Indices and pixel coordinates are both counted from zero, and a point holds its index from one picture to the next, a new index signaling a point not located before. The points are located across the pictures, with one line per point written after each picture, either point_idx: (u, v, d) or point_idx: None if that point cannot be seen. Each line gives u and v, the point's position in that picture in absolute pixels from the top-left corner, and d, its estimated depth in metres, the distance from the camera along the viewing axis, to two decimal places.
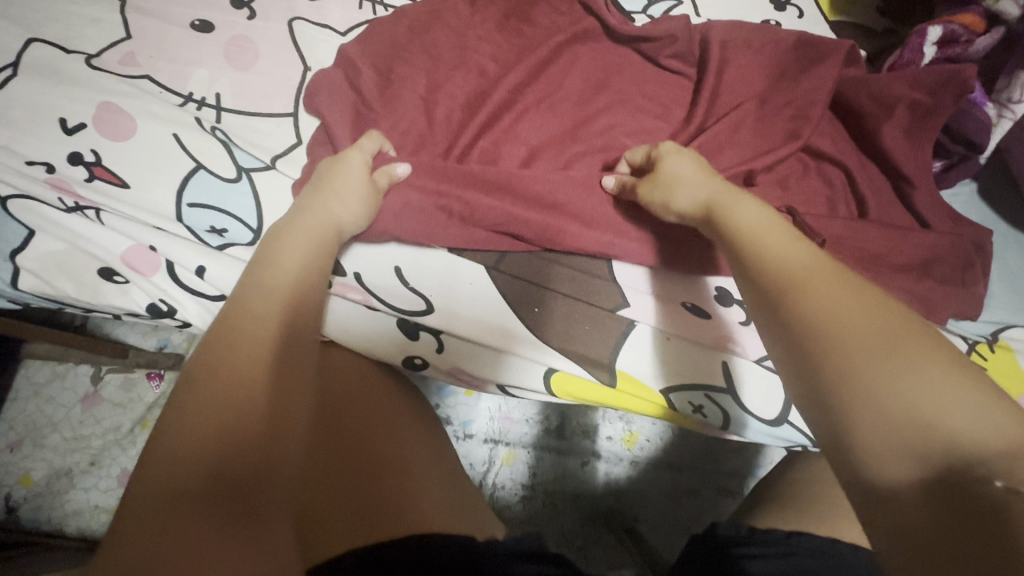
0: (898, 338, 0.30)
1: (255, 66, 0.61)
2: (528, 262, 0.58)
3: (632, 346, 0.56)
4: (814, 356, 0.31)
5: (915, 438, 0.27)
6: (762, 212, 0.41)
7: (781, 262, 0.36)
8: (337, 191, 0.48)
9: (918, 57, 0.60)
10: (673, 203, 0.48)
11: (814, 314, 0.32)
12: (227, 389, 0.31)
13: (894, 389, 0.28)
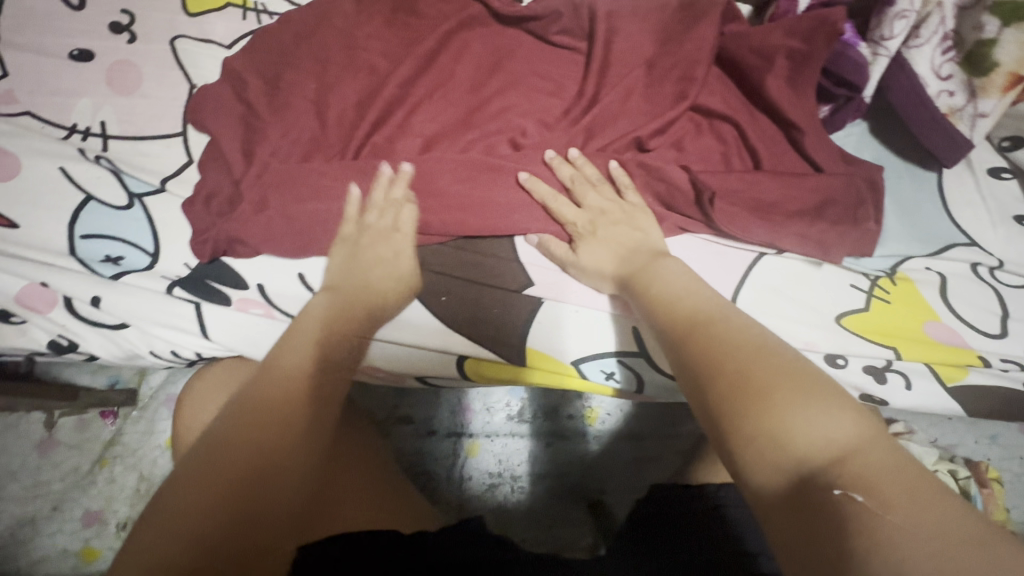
0: (771, 377, 0.38)
1: (138, 90, 0.60)
2: (431, 252, 0.57)
3: (544, 323, 0.57)
4: (706, 393, 0.40)
5: (779, 457, 0.35)
6: (681, 275, 0.50)
7: (688, 313, 0.45)
8: (388, 255, 0.55)
9: (793, 7, 0.60)
10: (585, 262, 0.55)
11: (706, 360, 0.41)
12: (212, 469, 0.40)
13: (775, 420, 0.36)
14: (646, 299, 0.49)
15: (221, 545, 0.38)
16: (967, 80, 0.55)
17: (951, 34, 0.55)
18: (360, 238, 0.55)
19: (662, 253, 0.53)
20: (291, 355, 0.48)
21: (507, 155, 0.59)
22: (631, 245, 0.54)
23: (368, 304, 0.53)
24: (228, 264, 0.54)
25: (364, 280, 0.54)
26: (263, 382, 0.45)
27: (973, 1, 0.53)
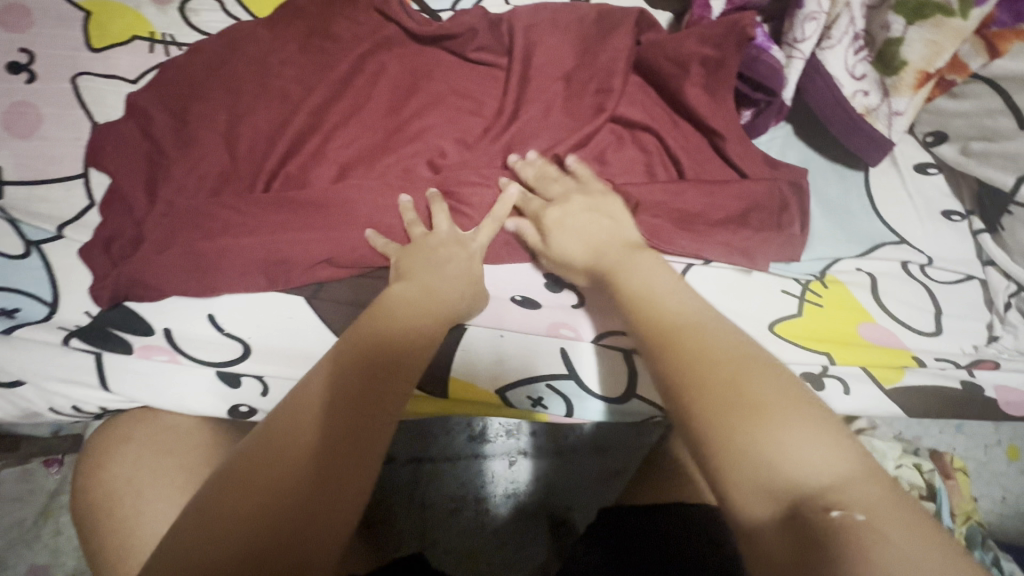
0: (756, 388, 0.34)
1: (37, 132, 0.58)
2: (347, 286, 0.54)
3: (465, 350, 0.52)
4: (682, 408, 0.35)
5: (767, 483, 0.31)
6: (661, 269, 0.45)
7: (661, 312, 0.40)
8: (450, 260, 0.50)
9: (708, 12, 0.60)
10: (563, 251, 0.50)
11: (680, 368, 0.36)
12: (234, 512, 0.33)
13: (759, 438, 0.32)
14: (622, 293, 0.44)
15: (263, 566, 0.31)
16: (880, 79, 0.55)
17: (861, 33, 0.55)
18: (434, 244, 0.51)
19: (640, 245, 0.48)
20: (317, 373, 0.39)
21: (425, 178, 0.57)
22: (601, 236, 0.49)
23: (451, 310, 0.47)
24: (133, 308, 0.51)
25: (433, 278, 0.48)
26: (304, 401, 0.38)
27: (877, 1, 0.53)
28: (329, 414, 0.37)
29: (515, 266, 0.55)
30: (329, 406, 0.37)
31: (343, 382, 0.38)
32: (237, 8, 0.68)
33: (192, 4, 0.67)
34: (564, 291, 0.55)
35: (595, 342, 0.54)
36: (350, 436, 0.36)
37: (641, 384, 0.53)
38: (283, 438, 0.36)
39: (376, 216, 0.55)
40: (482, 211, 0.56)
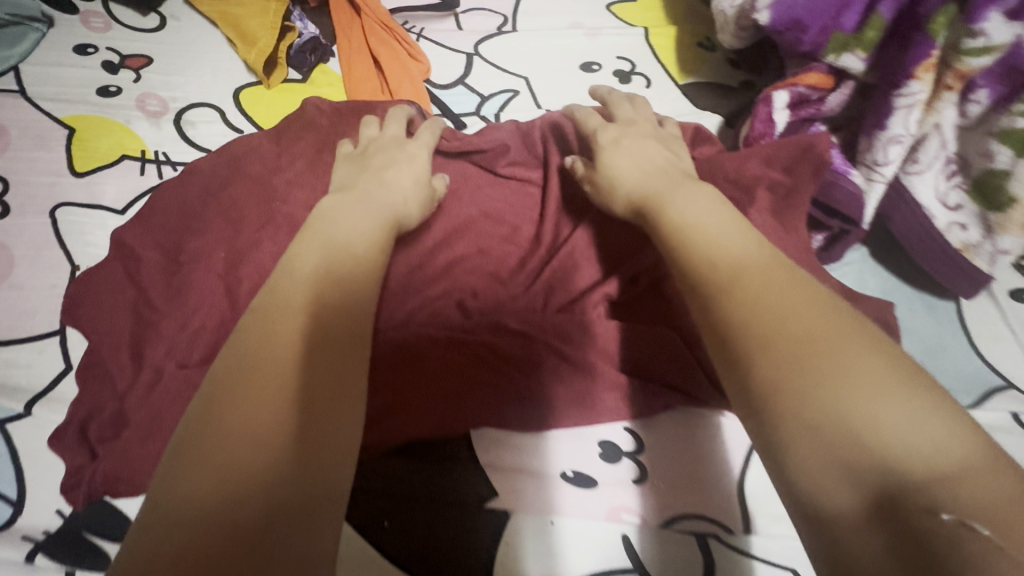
0: (836, 347, 0.30)
1: (7, 279, 0.50)
2: (374, 463, 0.45)
3: (509, 544, 0.43)
4: (743, 367, 0.31)
5: (852, 460, 0.26)
6: (698, 200, 0.42)
7: (726, 260, 0.36)
8: (388, 154, 0.52)
9: (770, 128, 0.53)
10: (615, 174, 0.49)
11: (745, 319, 0.32)
12: (226, 437, 0.29)
13: (838, 402, 0.27)
14: (661, 232, 0.42)
15: (253, 492, 0.28)
16: (980, 212, 0.47)
17: (954, 157, 0.48)
18: (389, 141, 0.54)
19: (687, 177, 0.46)
20: (290, 284, 0.38)
21: (456, 325, 0.50)
22: (648, 168, 0.48)
23: (399, 209, 0.48)
24: (114, 504, 0.42)
25: (389, 181, 0.49)
26: (261, 334, 0.34)
27: (975, 123, 0.45)
28: (319, 359, 0.34)
29: (564, 433, 0.48)
30: (314, 345, 0.34)
31: (354, 293, 0.39)
32: (239, 119, 0.61)
33: (189, 116, 0.60)
34: (623, 462, 0.47)
35: (663, 527, 0.44)
36: (334, 371, 0.34)
37: None
38: (267, 375, 0.32)
39: (402, 379, 0.47)
40: (522, 364, 0.48)
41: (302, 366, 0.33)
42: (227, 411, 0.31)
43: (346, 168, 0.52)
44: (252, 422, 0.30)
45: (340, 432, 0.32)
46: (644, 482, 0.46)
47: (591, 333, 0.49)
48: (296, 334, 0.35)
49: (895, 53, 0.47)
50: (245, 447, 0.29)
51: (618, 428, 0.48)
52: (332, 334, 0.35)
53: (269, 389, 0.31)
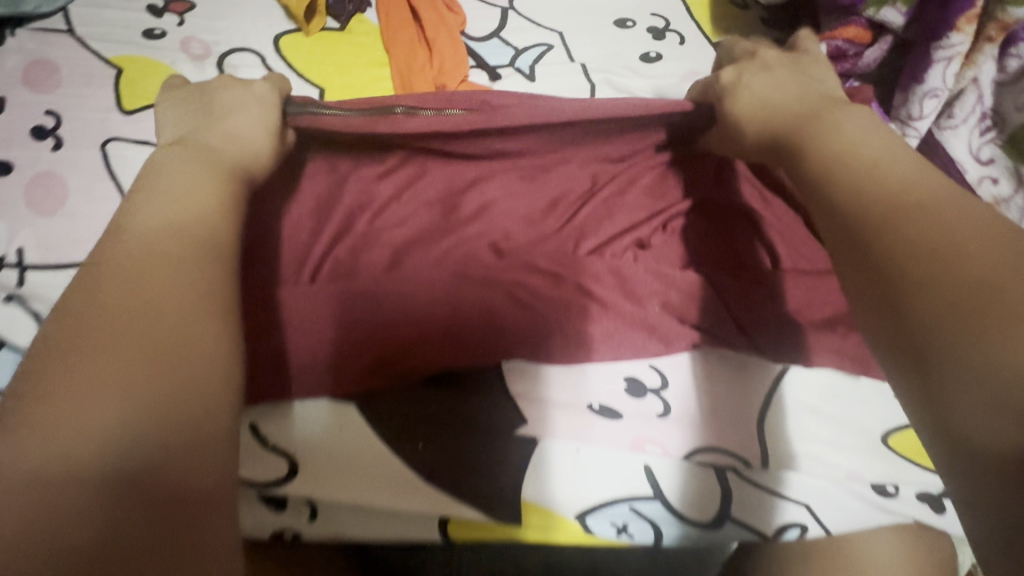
0: (1010, 267, 0.31)
1: (63, 206, 0.52)
2: (409, 392, 0.48)
3: (538, 468, 0.46)
4: (899, 306, 0.33)
5: (994, 392, 0.28)
6: (865, 125, 0.43)
7: (889, 188, 0.38)
8: (239, 87, 0.52)
9: None
10: (739, 101, 0.50)
11: (891, 258, 0.35)
12: (85, 379, 0.30)
13: (991, 342, 0.29)
14: (813, 163, 0.42)
15: (103, 438, 0.28)
16: None
17: (988, 113, 0.54)
18: (207, 93, 0.51)
19: (841, 102, 0.47)
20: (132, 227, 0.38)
21: (489, 265, 0.51)
22: (784, 96, 0.48)
23: (241, 160, 0.46)
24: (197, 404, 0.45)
25: (225, 127, 0.48)
26: (109, 269, 0.35)
27: (1013, 77, 0.52)
28: (149, 291, 0.34)
29: (592, 369, 0.49)
30: (137, 278, 0.34)
31: (202, 230, 0.38)
32: (279, 64, 0.63)
33: (231, 60, 0.62)
34: (648, 397, 0.49)
35: (683, 458, 0.48)
36: (159, 300, 0.34)
37: (735, 505, 0.47)
38: (75, 326, 0.32)
39: (437, 315, 0.48)
40: (553, 303, 0.49)
41: (146, 296, 0.34)
42: (45, 355, 0.31)
43: (180, 111, 0.50)
44: (115, 348, 0.31)
45: (193, 359, 0.32)
46: (668, 416, 0.49)
47: (621, 276, 0.50)
48: (121, 270, 0.35)
49: (935, 12, 0.49)
50: (97, 369, 0.30)
51: (643, 367, 0.50)
52: (149, 266, 0.35)
53: (141, 321, 0.33)
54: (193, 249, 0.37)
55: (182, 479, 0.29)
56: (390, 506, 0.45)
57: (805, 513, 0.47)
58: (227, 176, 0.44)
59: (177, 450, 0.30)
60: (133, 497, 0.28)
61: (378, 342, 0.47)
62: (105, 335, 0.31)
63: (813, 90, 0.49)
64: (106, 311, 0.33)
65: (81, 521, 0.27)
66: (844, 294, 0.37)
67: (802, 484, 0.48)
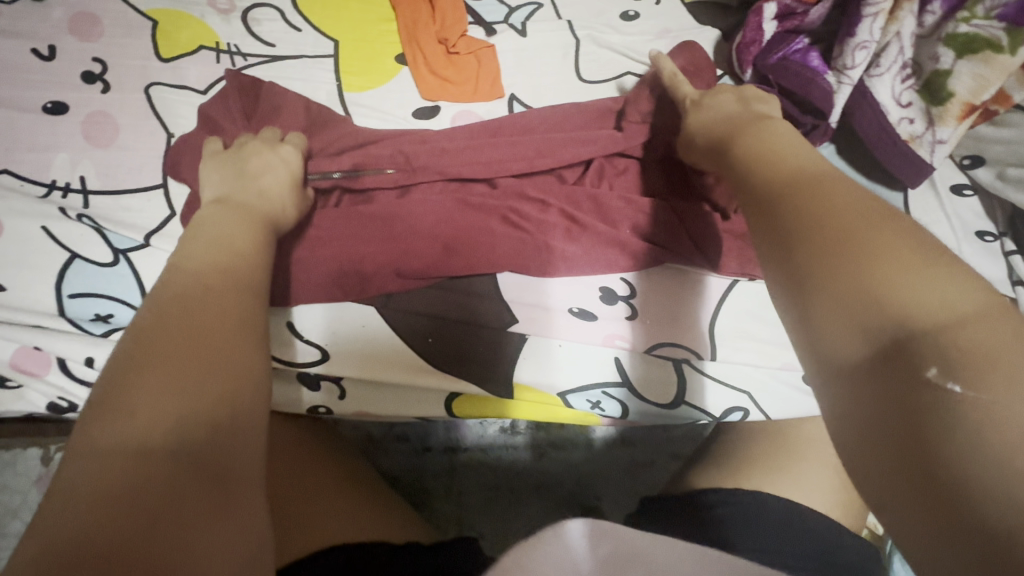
0: (870, 226, 0.31)
1: (116, 141, 0.60)
2: (418, 296, 0.56)
3: (528, 357, 0.56)
4: (793, 254, 0.32)
5: (865, 312, 0.29)
6: (789, 132, 0.43)
7: (790, 168, 0.38)
8: (262, 153, 0.54)
9: (759, 36, 0.62)
10: (697, 118, 0.53)
11: (799, 207, 0.34)
12: (156, 370, 0.35)
13: (867, 273, 0.29)
14: (741, 158, 0.42)
15: (188, 419, 0.33)
16: (926, 107, 0.56)
17: (909, 62, 0.57)
18: (238, 156, 0.54)
19: (768, 117, 0.48)
20: (194, 255, 0.43)
21: (485, 193, 0.60)
22: (729, 117, 0.50)
23: (271, 212, 0.50)
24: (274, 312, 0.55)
25: (256, 187, 0.51)
26: (175, 287, 0.40)
27: (929, 32, 0.56)
28: (205, 308, 0.39)
29: (575, 280, 0.59)
30: (184, 311, 0.39)
31: (252, 270, 0.44)
32: (297, 19, 0.70)
33: (255, 15, 0.69)
34: (619, 304, 0.58)
35: (647, 352, 0.58)
36: (209, 316, 0.39)
37: (690, 392, 0.57)
38: (148, 334, 0.37)
39: (439, 233, 0.57)
40: (540, 224, 0.58)
41: (192, 324, 0.38)
42: (109, 380, 0.35)
43: (216, 174, 0.53)
44: (184, 361, 0.36)
45: (234, 374, 0.37)
46: (636, 319, 0.58)
47: (598, 203, 0.59)
48: (191, 287, 0.40)
49: None
50: (150, 388, 0.34)
51: (616, 279, 0.59)
52: (216, 288, 0.41)
53: (186, 345, 0.37)
54: (236, 291, 0.42)
55: (226, 463, 0.34)
56: (406, 383, 0.56)
57: (749, 400, 0.58)
58: (261, 231, 0.48)
59: (232, 443, 0.35)
60: (194, 467, 0.32)
61: (391, 254, 0.55)
62: (170, 340, 0.36)
63: (756, 108, 0.50)
64: (172, 320, 0.38)
65: (151, 495, 0.30)
66: (750, 238, 0.36)
67: (744, 375, 0.58)
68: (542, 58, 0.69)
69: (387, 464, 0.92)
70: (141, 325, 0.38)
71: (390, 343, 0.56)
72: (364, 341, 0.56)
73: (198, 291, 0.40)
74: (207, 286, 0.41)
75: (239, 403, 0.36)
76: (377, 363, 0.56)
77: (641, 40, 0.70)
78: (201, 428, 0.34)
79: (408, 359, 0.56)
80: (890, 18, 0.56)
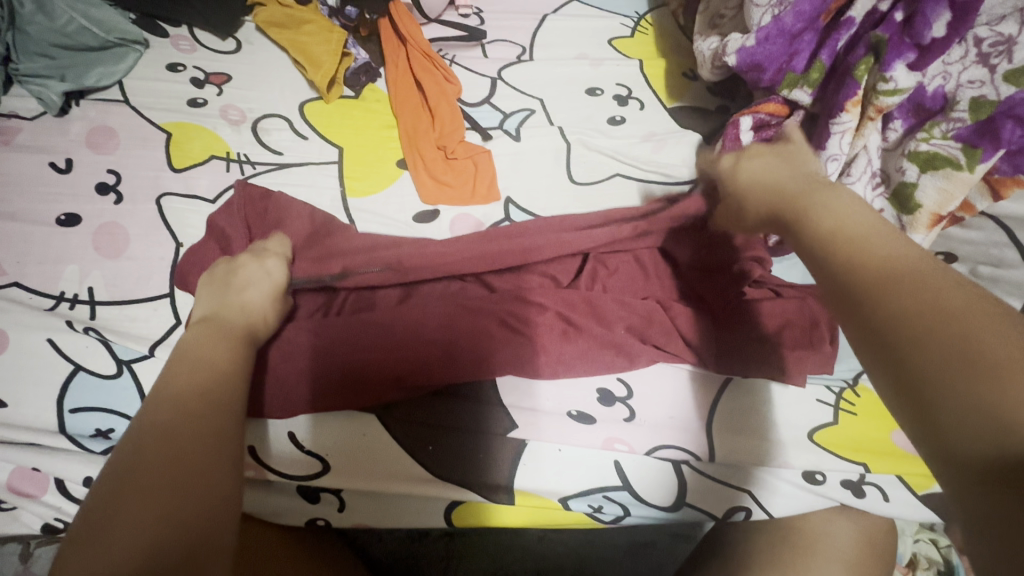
0: (981, 327, 0.31)
1: (125, 251, 0.62)
2: (421, 403, 0.57)
3: (528, 464, 0.57)
4: (900, 352, 0.32)
5: (995, 424, 0.28)
6: (862, 203, 0.41)
7: (880, 247, 0.36)
8: (244, 267, 0.56)
9: (738, 144, 0.66)
10: (746, 174, 0.49)
11: (899, 300, 0.33)
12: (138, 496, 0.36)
13: (989, 382, 0.28)
14: (816, 233, 0.39)
15: (163, 547, 0.35)
16: (897, 215, 0.60)
17: (878, 172, 0.61)
18: (225, 269, 0.56)
19: (826, 182, 0.44)
20: (181, 366, 0.45)
21: (483, 297, 0.62)
22: (783, 175, 0.46)
23: (251, 327, 0.51)
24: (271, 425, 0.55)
25: (239, 301, 0.52)
26: (159, 404, 0.42)
27: (894, 146, 0.61)
28: (185, 426, 0.40)
29: (574, 382, 0.60)
30: (164, 432, 0.40)
31: (227, 380, 0.45)
32: (304, 127, 0.74)
33: (264, 125, 0.74)
34: (616, 406, 0.59)
35: (647, 454, 0.58)
36: (187, 435, 0.40)
37: (689, 493, 0.58)
38: (130, 455, 0.38)
39: (438, 339, 0.58)
40: (537, 327, 0.59)
41: (170, 444, 0.39)
42: (90, 509, 0.36)
43: (204, 290, 0.54)
44: (159, 485, 0.37)
45: (209, 490, 0.38)
46: (634, 421, 0.59)
47: (592, 305, 0.62)
48: (172, 404, 0.41)
49: (834, 90, 0.61)
50: (132, 512, 0.36)
51: (613, 379, 0.60)
52: (193, 404, 0.42)
53: (163, 467, 0.38)
54: (212, 406, 0.42)
55: None
56: (406, 493, 0.56)
57: (749, 499, 0.58)
58: (239, 347, 0.48)
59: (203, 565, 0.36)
60: None
61: (394, 363, 0.56)
62: (155, 462, 0.38)
63: (808, 169, 0.47)
64: (158, 439, 0.39)
65: None
66: (842, 324, 0.35)
67: (746, 475, 0.58)
68: (536, 161, 0.73)
69: (379, 550, 0.88)
70: (122, 444, 0.39)
71: (389, 454, 0.56)
72: (366, 451, 0.56)
73: (177, 408, 0.41)
74: (186, 403, 0.42)
75: (213, 524, 0.38)
76: (376, 475, 0.56)
77: (627, 144, 0.75)
78: (170, 556, 0.35)
79: (408, 468, 0.56)
80: (856, 134, 0.61)
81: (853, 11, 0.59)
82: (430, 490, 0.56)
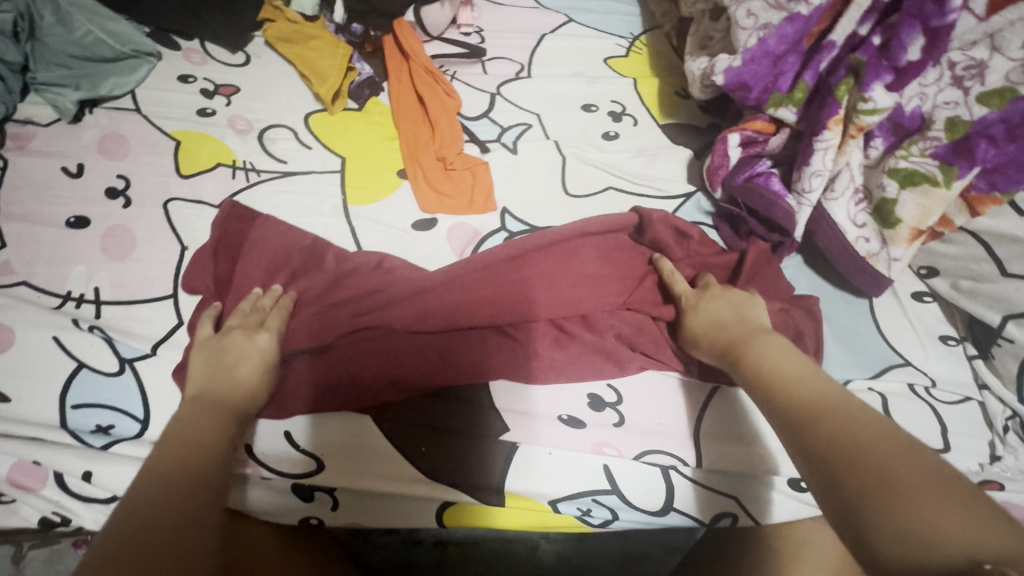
0: (894, 460, 0.38)
1: (131, 253, 0.64)
2: (415, 405, 0.59)
3: (519, 466, 0.57)
4: (834, 483, 0.39)
5: (909, 542, 0.34)
6: (790, 353, 0.51)
7: (808, 398, 0.45)
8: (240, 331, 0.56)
9: (726, 160, 0.70)
10: (702, 320, 0.59)
11: (826, 440, 0.41)
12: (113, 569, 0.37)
13: (901, 508, 0.35)
14: (760, 387, 0.49)
15: None
16: (880, 229, 0.63)
17: (860, 188, 0.64)
18: (221, 336, 0.56)
19: (763, 331, 0.55)
20: (178, 440, 0.47)
21: None
22: (733, 327, 0.57)
23: (239, 400, 0.52)
24: (268, 425, 0.57)
25: (230, 375, 0.53)
26: (152, 479, 0.43)
27: (875, 163, 0.63)
28: (167, 506, 0.42)
29: (564, 387, 0.62)
30: (150, 510, 0.41)
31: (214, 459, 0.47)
32: (309, 137, 0.77)
33: (270, 135, 0.76)
34: (606, 411, 0.61)
35: (636, 459, 0.59)
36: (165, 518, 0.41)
37: (678, 498, 0.58)
38: (118, 528, 0.40)
39: (433, 342, 0.60)
40: (529, 333, 0.62)
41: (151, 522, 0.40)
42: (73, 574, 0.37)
43: (197, 360, 0.55)
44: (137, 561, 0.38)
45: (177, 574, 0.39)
46: (623, 426, 0.60)
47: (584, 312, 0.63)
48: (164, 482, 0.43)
49: (815, 110, 0.64)
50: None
51: (602, 385, 0.62)
52: (179, 483, 0.44)
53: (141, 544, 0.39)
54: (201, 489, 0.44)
55: None
56: (398, 493, 0.57)
57: (736, 505, 0.58)
58: (226, 418, 0.50)
59: None
60: None
61: (389, 364, 0.58)
62: (133, 538, 0.39)
63: (751, 320, 0.57)
64: (142, 516, 0.41)
65: None
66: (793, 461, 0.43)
67: (734, 481, 0.59)
68: (532, 174, 0.75)
69: (373, 557, 0.88)
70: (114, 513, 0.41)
71: (382, 457, 0.57)
72: (359, 452, 0.57)
73: (165, 487, 0.43)
74: (176, 484, 0.44)
75: None
76: (368, 476, 0.56)
77: (621, 158, 0.77)
78: None
79: (401, 470, 0.57)
80: (839, 151, 0.63)
81: (833, 36, 0.62)
82: (423, 491, 0.56)
